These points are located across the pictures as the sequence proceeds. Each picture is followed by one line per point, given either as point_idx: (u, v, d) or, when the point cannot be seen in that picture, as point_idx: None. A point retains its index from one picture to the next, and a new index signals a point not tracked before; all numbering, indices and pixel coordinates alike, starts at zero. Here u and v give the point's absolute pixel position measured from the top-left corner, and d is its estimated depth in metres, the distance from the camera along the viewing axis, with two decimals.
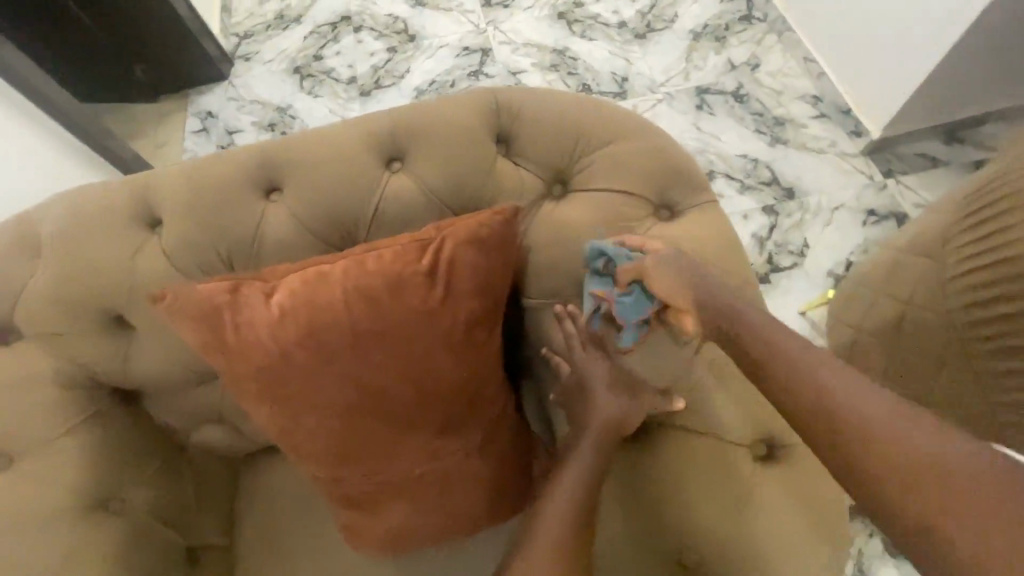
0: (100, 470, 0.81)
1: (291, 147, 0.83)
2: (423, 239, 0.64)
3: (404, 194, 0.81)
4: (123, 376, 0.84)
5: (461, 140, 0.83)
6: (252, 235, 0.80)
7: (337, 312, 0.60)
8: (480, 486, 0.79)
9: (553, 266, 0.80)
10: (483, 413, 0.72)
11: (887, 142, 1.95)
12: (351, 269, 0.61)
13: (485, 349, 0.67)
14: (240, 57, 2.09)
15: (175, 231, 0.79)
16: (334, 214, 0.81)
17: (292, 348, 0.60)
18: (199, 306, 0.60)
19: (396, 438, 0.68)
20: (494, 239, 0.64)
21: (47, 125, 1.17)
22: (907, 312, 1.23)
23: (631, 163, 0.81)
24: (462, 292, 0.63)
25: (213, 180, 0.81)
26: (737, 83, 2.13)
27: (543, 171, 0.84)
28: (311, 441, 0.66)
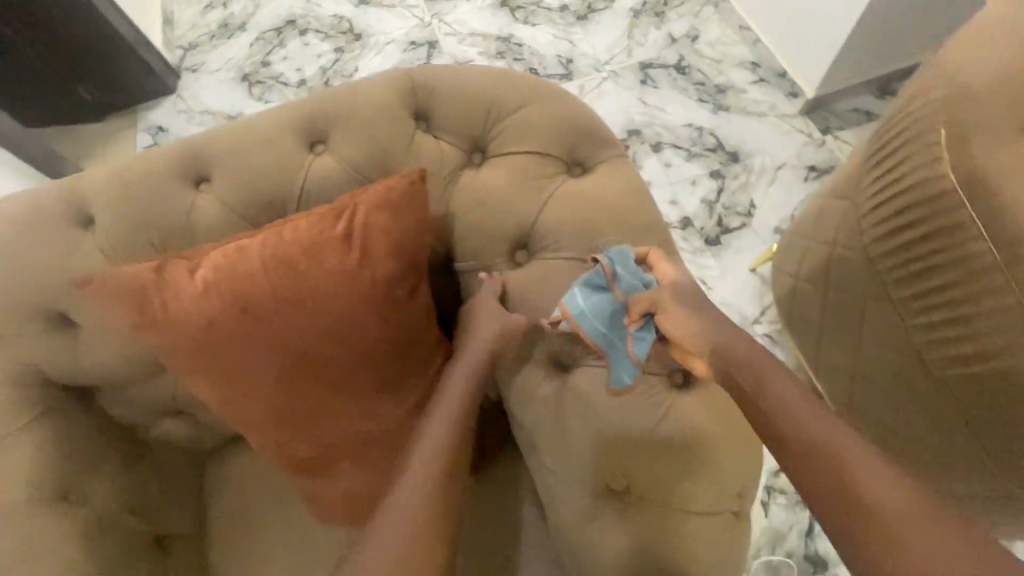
0: (58, 463, 0.84)
1: (218, 138, 0.87)
2: (338, 206, 0.68)
3: (330, 174, 0.85)
4: (72, 372, 0.86)
5: (380, 117, 0.87)
6: (184, 224, 0.83)
7: (258, 280, 0.65)
8: None
9: (476, 229, 0.85)
10: (417, 369, 0.77)
11: (823, 100, 2.09)
12: (269, 239, 0.66)
13: (409, 306, 0.71)
14: (187, 69, 2.09)
15: (110, 227, 0.82)
16: (263, 198, 0.85)
17: (219, 317, 0.65)
18: (127, 285, 0.65)
19: (332, 397, 0.72)
20: (404, 200, 0.68)
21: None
22: (834, 253, 1.30)
23: (541, 125, 0.86)
24: (378, 251, 0.67)
25: (143, 176, 0.84)
26: (678, 56, 2.23)
27: (459, 139, 0.88)
28: (252, 407, 0.71)
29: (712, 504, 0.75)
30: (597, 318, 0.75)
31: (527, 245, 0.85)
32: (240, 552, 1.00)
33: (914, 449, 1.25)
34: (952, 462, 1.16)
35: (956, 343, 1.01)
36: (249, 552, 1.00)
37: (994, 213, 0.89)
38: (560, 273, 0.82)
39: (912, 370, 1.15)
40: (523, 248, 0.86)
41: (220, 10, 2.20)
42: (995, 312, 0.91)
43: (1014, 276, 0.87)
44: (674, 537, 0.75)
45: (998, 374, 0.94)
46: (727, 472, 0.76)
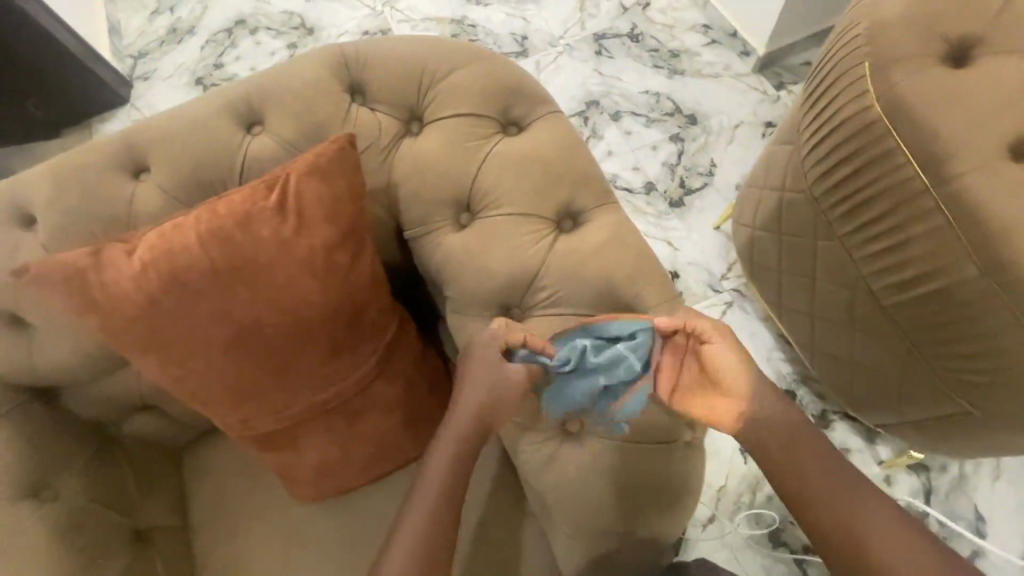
0: (25, 463, 0.84)
1: (154, 128, 0.87)
2: (270, 178, 0.69)
3: (267, 151, 0.86)
4: (29, 372, 0.86)
5: (314, 93, 0.88)
6: (126, 215, 0.83)
7: (194, 255, 0.65)
8: (387, 406, 0.86)
9: (419, 196, 0.86)
10: (368, 335, 0.79)
11: (775, 56, 2.13)
12: (203, 215, 0.66)
13: (352, 272, 0.73)
14: (139, 77, 2.04)
15: (50, 225, 0.82)
16: (203, 183, 0.85)
17: (158, 295, 0.65)
18: (65, 271, 0.64)
19: (284, 367, 0.73)
20: (335, 167, 0.70)
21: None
22: (784, 198, 1.32)
23: (474, 89, 0.87)
24: (314, 218, 0.69)
25: (80, 172, 0.84)
26: (630, 24, 2.25)
27: (397, 112, 0.90)
28: (204, 384, 0.72)
29: (662, 430, 0.79)
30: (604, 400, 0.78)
31: (470, 207, 0.87)
32: (224, 539, 1.01)
33: (872, 378, 1.30)
34: (905, 386, 1.22)
35: (894, 270, 1.05)
36: (229, 538, 1.01)
37: (923, 139, 0.93)
38: (501, 230, 0.84)
39: (862, 303, 1.20)
40: (466, 210, 0.87)
41: (168, 16, 2.16)
42: (928, 235, 0.96)
43: (941, 197, 0.93)
44: (630, 466, 0.79)
45: (935, 293, 0.99)
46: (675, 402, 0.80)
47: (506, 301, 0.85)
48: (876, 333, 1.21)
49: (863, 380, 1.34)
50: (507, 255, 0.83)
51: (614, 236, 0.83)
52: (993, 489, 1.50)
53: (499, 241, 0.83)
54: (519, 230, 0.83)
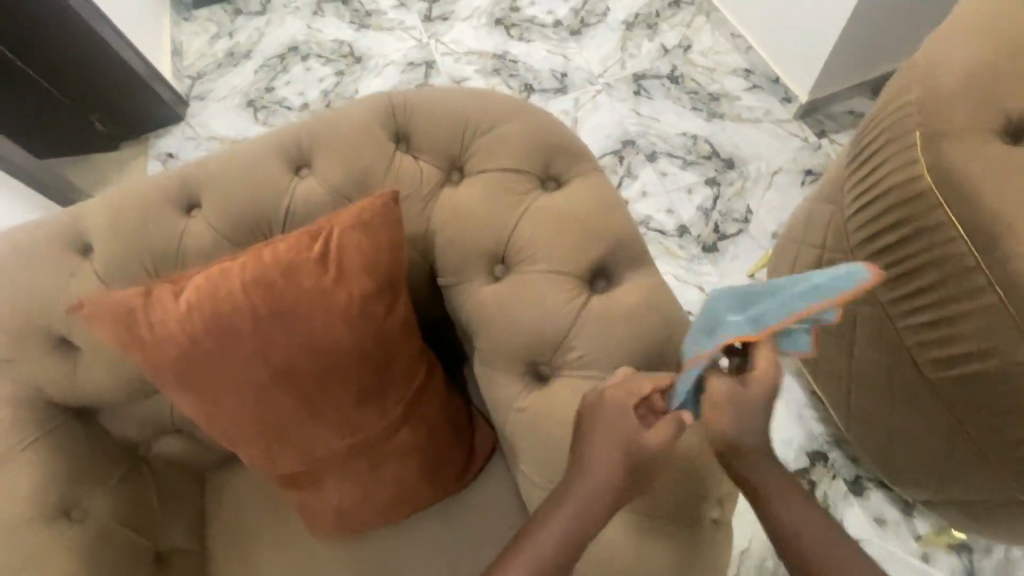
0: (60, 482, 0.87)
1: (209, 165, 0.91)
2: (314, 229, 0.71)
3: (313, 193, 0.89)
4: (71, 392, 0.89)
5: (361, 140, 0.91)
6: (176, 249, 0.87)
7: (238, 302, 0.67)
8: (409, 452, 0.86)
9: (454, 246, 0.87)
10: (397, 383, 0.79)
11: (817, 104, 2.11)
12: (249, 262, 0.68)
13: (386, 323, 0.74)
14: (195, 96, 2.15)
15: (105, 254, 0.86)
16: (249, 222, 0.88)
17: (201, 338, 0.67)
18: (116, 309, 0.67)
19: (313, 412, 0.74)
20: (377, 222, 0.71)
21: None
22: (824, 257, 1.29)
23: (516, 144, 0.89)
24: (353, 270, 0.70)
25: (137, 205, 0.88)
26: (671, 66, 2.26)
27: (438, 162, 0.92)
28: (235, 424, 0.73)
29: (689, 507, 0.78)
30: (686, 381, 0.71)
31: (504, 259, 0.87)
32: (238, 567, 1.02)
33: (911, 450, 1.24)
34: (948, 464, 1.16)
35: (942, 343, 1.01)
36: (244, 567, 1.02)
37: (976, 214, 0.90)
38: (533, 287, 0.84)
39: (903, 372, 1.15)
40: (501, 262, 0.87)
41: (227, 40, 2.28)
42: (979, 312, 0.92)
43: (995, 276, 0.89)
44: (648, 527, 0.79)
45: (985, 374, 0.95)
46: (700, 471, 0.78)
47: (534, 361, 0.84)
48: (917, 404, 1.15)
49: (901, 451, 1.28)
50: (538, 310, 0.83)
51: (647, 298, 0.82)
52: None
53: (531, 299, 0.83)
54: (551, 287, 0.83)
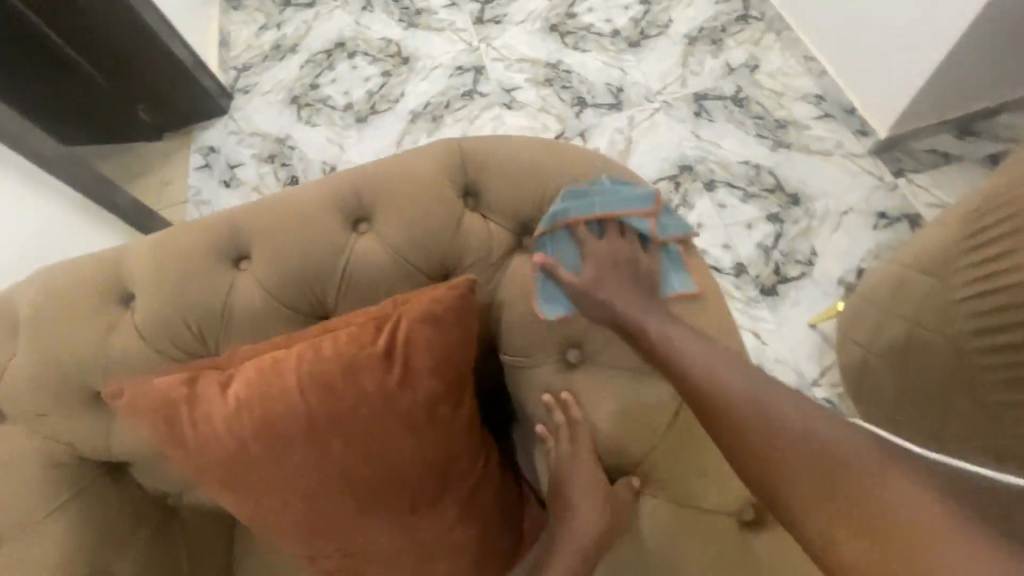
0: (88, 547, 0.82)
1: (260, 212, 0.84)
2: (379, 317, 0.63)
3: (373, 255, 0.81)
4: (103, 449, 0.84)
5: (426, 196, 0.82)
6: (222, 306, 0.80)
7: (292, 403, 0.59)
8: (460, 549, 0.78)
9: (526, 325, 0.78)
10: (456, 484, 0.71)
11: (897, 139, 1.94)
12: (306, 355, 0.60)
13: (451, 424, 0.65)
14: (240, 90, 2.09)
15: (147, 309, 0.80)
16: (302, 281, 0.80)
17: (249, 440, 0.59)
18: (158, 399, 0.60)
19: (365, 516, 0.66)
20: (450, 315, 0.62)
21: (44, 180, 1.20)
22: (915, 334, 1.16)
23: (601, 212, 0.79)
24: (420, 370, 0.61)
25: (184, 254, 0.82)
26: (735, 87, 2.11)
27: (510, 224, 0.83)
28: (280, 524, 0.66)
29: None
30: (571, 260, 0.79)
31: (582, 344, 0.78)
32: None
33: None
34: None
35: None
36: None
37: None
38: (617, 387, 0.77)
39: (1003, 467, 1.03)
40: (576, 346, 0.78)
41: (274, 32, 2.21)
42: None
43: None
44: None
45: None
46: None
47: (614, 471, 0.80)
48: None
49: None
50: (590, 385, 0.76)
51: None
52: None
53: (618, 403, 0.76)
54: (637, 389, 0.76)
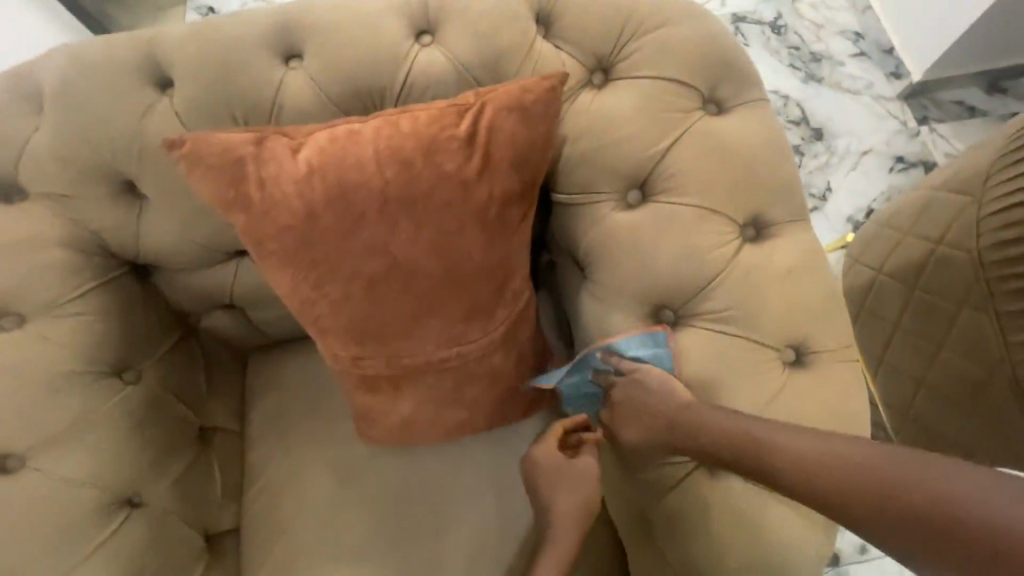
0: (113, 339, 0.80)
1: (314, 12, 0.77)
2: (460, 104, 0.59)
3: (434, 68, 0.76)
4: (132, 245, 0.80)
5: (496, 13, 0.76)
6: (269, 104, 0.75)
7: (368, 173, 0.56)
8: (498, 376, 0.79)
9: (590, 157, 0.76)
10: (510, 302, 0.71)
11: (929, 85, 1.91)
12: (384, 128, 0.57)
13: (516, 232, 0.64)
14: None
15: (188, 98, 0.74)
16: (357, 85, 0.75)
17: (319, 208, 0.57)
18: (223, 155, 0.56)
19: (419, 316, 0.66)
20: (537, 109, 0.59)
21: None
22: (935, 252, 1.18)
23: (680, 51, 0.75)
24: (500, 162, 0.59)
25: (226, 41, 0.75)
26: (776, 13, 2.03)
27: (582, 55, 0.78)
28: (332, 314, 0.65)
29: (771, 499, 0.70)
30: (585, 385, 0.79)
31: (643, 184, 0.76)
32: (280, 457, 0.97)
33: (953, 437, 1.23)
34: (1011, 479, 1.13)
35: None
36: (285, 456, 0.97)
37: None
38: (676, 222, 0.73)
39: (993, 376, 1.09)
40: (638, 187, 0.76)
41: None
42: None
43: None
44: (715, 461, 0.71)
45: None
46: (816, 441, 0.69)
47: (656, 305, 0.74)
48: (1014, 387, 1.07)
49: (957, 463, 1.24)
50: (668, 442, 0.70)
51: (804, 257, 0.73)
52: None
53: (679, 249, 0.72)
54: (696, 225, 0.72)
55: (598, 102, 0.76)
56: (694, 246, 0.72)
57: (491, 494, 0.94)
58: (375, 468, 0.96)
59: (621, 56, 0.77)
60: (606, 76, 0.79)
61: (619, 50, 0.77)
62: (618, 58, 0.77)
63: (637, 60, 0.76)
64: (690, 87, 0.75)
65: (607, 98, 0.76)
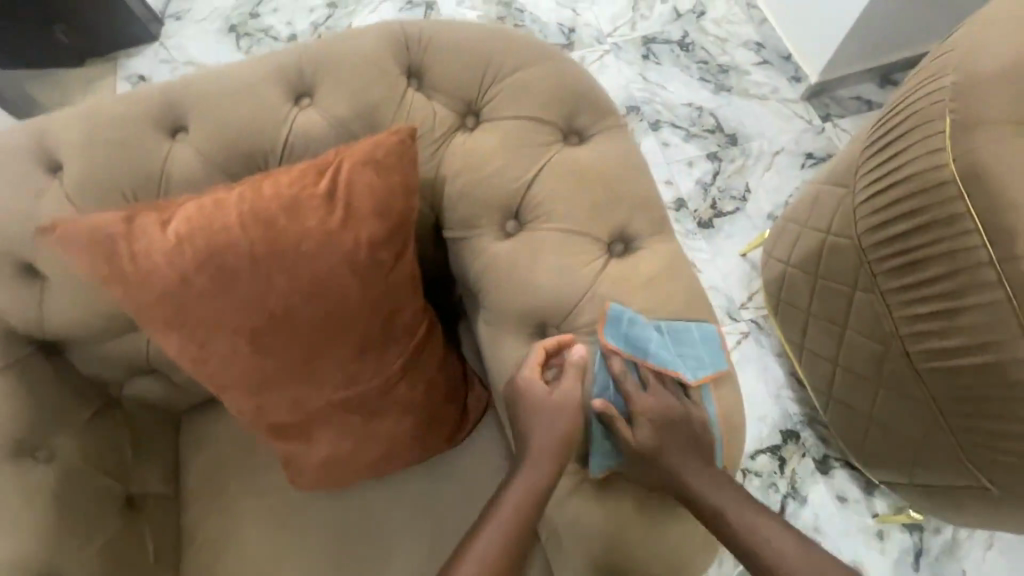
0: (24, 418, 0.81)
1: (198, 88, 0.82)
2: (322, 163, 0.65)
3: (312, 129, 0.81)
4: (36, 324, 0.82)
5: (368, 72, 0.83)
6: (158, 176, 0.79)
7: (235, 236, 0.61)
8: (408, 410, 0.82)
9: (467, 194, 0.82)
10: (402, 337, 0.75)
11: (826, 85, 2.03)
12: (248, 194, 0.62)
13: (393, 273, 0.69)
14: (171, 16, 1.88)
15: (78, 178, 0.78)
16: (243, 150, 0.80)
17: (191, 274, 0.61)
18: (94, 234, 0.60)
19: (309, 361, 0.69)
20: (392, 161, 0.65)
21: None
22: (827, 241, 1.28)
23: (539, 90, 0.83)
24: (364, 213, 0.64)
25: (115, 122, 0.80)
26: (682, 32, 2.16)
27: (453, 104, 0.85)
28: (227, 368, 0.68)
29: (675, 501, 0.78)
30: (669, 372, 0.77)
31: (519, 215, 0.83)
32: (214, 513, 0.98)
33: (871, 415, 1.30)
34: (923, 445, 1.18)
35: (938, 335, 1.01)
36: (219, 513, 0.98)
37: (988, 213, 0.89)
38: (547, 246, 0.79)
39: (890, 353, 1.17)
40: (514, 218, 0.83)
41: None
42: (980, 307, 0.92)
43: (1006, 272, 0.88)
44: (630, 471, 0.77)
45: (980, 367, 0.95)
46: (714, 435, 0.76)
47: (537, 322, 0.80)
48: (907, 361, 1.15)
49: (878, 439, 1.31)
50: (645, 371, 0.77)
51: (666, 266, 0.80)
52: (984, 559, 1.45)
53: (552, 271, 0.79)
54: (565, 248, 0.79)
55: (467, 145, 0.83)
56: (563, 264, 0.79)
57: (422, 524, 0.96)
58: (309, 513, 0.97)
59: (489, 100, 0.84)
60: (476, 120, 0.86)
61: (483, 96, 0.85)
62: (485, 101, 0.85)
63: (501, 104, 0.83)
64: (550, 125, 0.83)
65: (477, 139, 0.83)
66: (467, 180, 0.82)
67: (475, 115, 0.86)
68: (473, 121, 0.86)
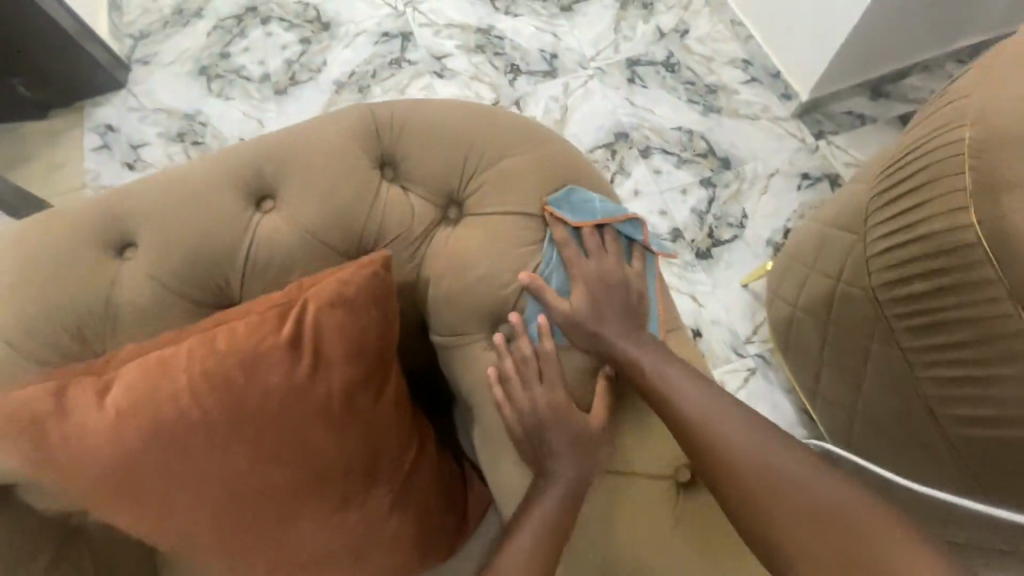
0: None
1: (145, 199, 0.73)
2: (284, 303, 0.58)
3: (277, 238, 0.73)
4: None
5: (336, 169, 0.74)
6: (103, 304, 0.70)
7: (185, 404, 0.54)
8: (400, 546, 0.72)
9: (450, 299, 0.74)
10: (390, 475, 0.67)
11: (819, 101, 1.85)
12: (198, 351, 0.55)
13: (373, 413, 0.61)
14: (137, 61, 1.74)
15: (11, 314, 0.68)
16: (199, 266, 0.72)
17: (135, 453, 0.53)
18: (15, 417, 0.52)
19: (284, 519, 0.61)
20: (363, 295, 0.58)
21: None
22: (837, 289, 1.21)
23: (522, 181, 0.76)
24: (334, 358, 0.57)
25: (53, 246, 0.71)
26: (666, 52, 1.94)
27: (430, 196, 0.77)
28: (189, 541, 0.60)
29: None
30: (617, 225, 0.78)
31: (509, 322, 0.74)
32: None
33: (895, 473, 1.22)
34: None
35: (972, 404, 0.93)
36: None
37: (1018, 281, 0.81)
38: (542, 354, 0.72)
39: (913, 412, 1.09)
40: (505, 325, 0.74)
41: None
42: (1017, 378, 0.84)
43: None
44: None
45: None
46: (767, 452, 0.68)
47: None
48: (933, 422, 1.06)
49: None
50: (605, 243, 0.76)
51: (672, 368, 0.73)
52: None
53: (551, 380, 0.72)
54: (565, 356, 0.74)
55: (446, 245, 0.75)
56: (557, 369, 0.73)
57: None
58: None
59: (470, 191, 0.77)
60: (457, 213, 0.78)
61: (461, 188, 0.77)
62: (465, 190, 0.77)
63: (482, 197, 0.76)
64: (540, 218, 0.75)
65: (458, 236, 0.75)
66: (450, 284, 0.74)
67: (457, 207, 0.78)
68: (456, 213, 0.78)
